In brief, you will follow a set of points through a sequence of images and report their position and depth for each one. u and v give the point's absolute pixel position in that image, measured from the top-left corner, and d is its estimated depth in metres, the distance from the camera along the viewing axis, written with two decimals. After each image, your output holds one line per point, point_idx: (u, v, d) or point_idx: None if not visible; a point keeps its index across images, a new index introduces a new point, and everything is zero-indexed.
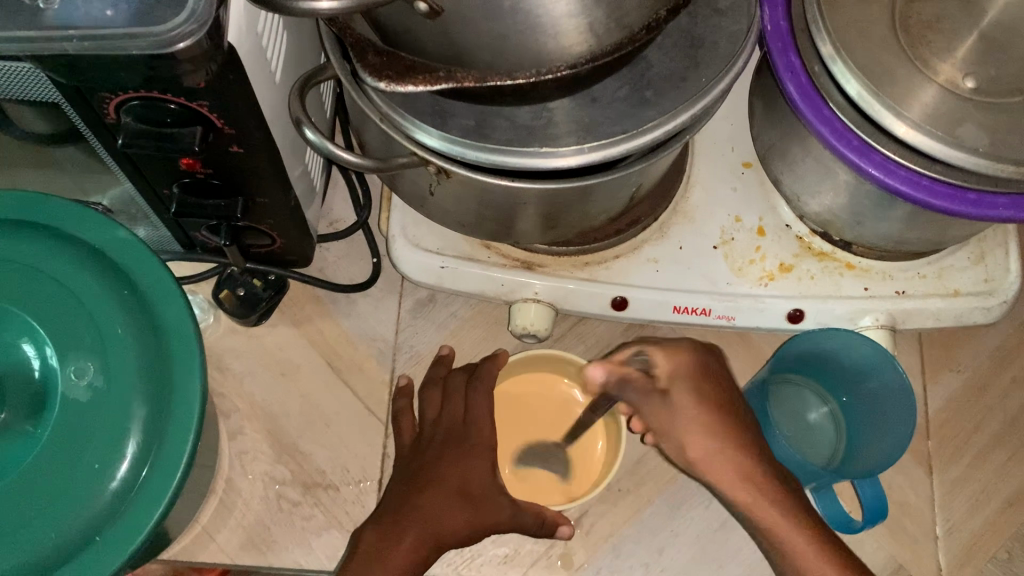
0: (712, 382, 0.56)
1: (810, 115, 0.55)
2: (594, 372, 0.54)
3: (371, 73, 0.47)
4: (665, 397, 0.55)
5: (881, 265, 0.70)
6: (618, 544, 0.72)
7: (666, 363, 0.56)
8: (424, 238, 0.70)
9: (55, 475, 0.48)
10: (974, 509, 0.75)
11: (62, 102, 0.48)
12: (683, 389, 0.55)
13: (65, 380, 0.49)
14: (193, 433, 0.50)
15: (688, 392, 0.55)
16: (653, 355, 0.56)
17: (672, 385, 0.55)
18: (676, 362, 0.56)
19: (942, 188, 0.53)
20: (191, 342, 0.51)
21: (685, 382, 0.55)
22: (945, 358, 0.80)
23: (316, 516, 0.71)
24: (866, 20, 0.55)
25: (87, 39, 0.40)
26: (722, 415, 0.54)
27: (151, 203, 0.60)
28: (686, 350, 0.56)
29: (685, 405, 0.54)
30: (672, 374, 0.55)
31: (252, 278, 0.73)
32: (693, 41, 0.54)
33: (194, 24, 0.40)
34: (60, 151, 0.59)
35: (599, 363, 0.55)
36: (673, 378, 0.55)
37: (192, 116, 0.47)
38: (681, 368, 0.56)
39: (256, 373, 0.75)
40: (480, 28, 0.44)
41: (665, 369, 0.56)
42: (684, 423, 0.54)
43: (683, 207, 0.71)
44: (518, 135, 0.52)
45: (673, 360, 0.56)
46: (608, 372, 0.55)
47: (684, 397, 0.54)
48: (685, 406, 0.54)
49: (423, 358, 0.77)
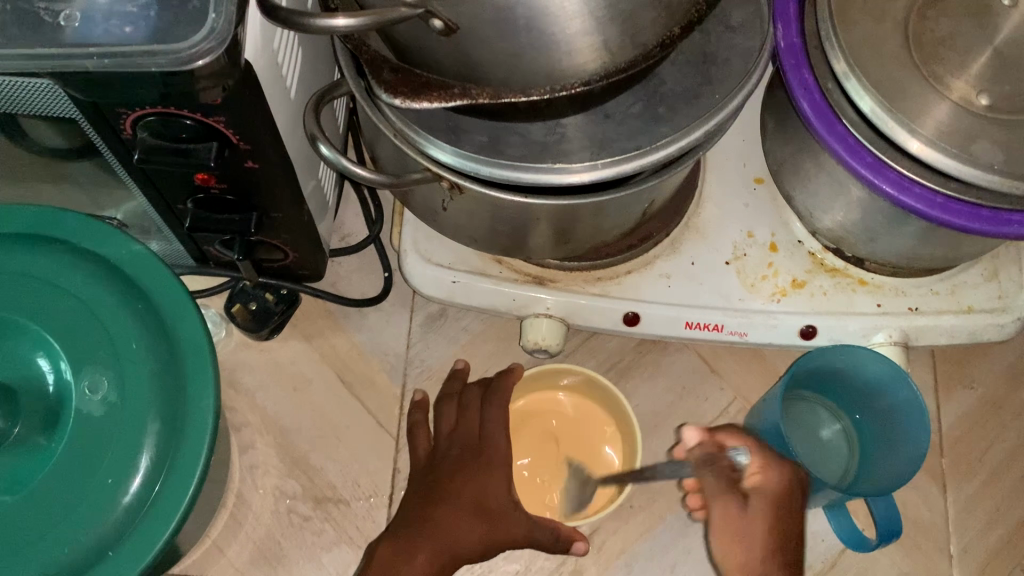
0: (794, 506, 0.58)
1: (823, 131, 0.54)
2: (688, 434, 0.60)
3: (386, 89, 0.48)
4: (743, 503, 0.58)
5: (894, 281, 0.70)
6: (630, 561, 0.72)
7: (764, 471, 0.58)
8: (437, 252, 0.70)
9: (70, 489, 0.48)
10: (988, 528, 0.74)
11: (80, 118, 0.48)
12: (763, 507, 0.57)
13: (79, 394, 0.50)
14: (207, 447, 0.50)
15: (767, 511, 0.57)
16: (751, 455, 0.59)
17: (754, 494, 0.58)
18: (775, 479, 0.58)
19: (957, 206, 0.53)
20: (205, 358, 0.51)
21: (769, 501, 0.57)
22: (959, 375, 0.79)
23: (327, 531, 0.71)
24: (878, 36, 0.55)
25: (105, 56, 0.40)
26: (787, 540, 0.57)
27: (166, 217, 0.60)
28: (791, 468, 0.58)
29: (756, 519, 0.57)
30: (759, 487, 0.58)
31: (264, 291, 0.73)
32: (706, 57, 0.55)
33: (213, 42, 0.40)
34: (75, 165, 0.59)
35: (700, 429, 0.60)
36: (759, 492, 0.58)
37: (208, 132, 0.47)
38: (772, 485, 0.58)
39: (268, 387, 0.75)
40: (495, 45, 0.44)
41: (759, 480, 0.58)
42: (748, 532, 0.57)
43: (695, 222, 0.71)
44: (531, 150, 0.52)
45: (773, 472, 0.58)
46: (705, 446, 0.60)
47: (762, 511, 0.57)
48: (755, 518, 0.57)
49: (434, 372, 0.77)
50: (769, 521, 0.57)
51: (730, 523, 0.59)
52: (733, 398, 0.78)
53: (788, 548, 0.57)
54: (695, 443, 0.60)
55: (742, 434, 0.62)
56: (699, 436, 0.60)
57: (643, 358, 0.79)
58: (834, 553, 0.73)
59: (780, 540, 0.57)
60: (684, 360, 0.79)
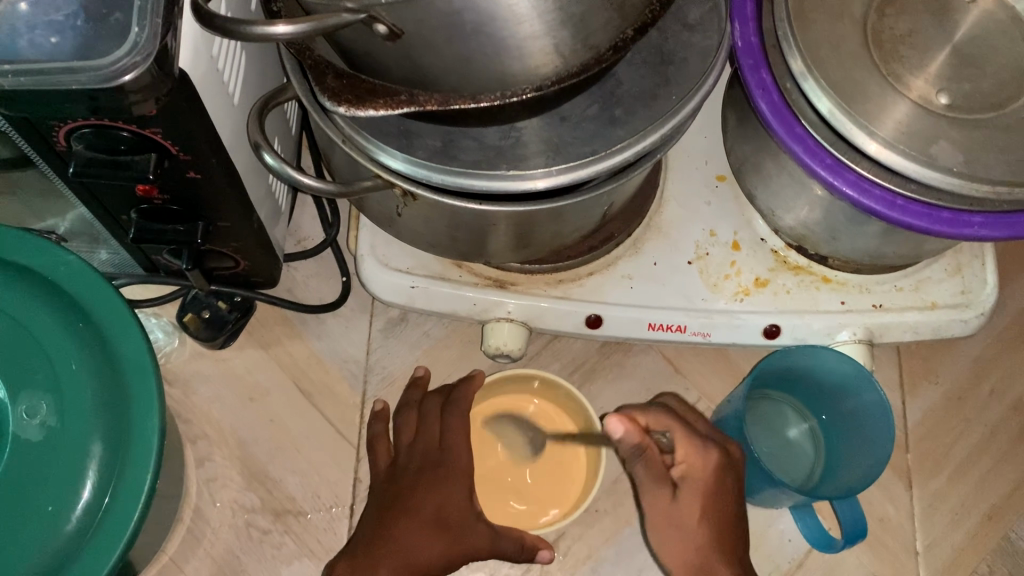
0: (724, 487, 0.57)
1: (782, 133, 0.53)
2: (612, 424, 0.54)
3: (330, 97, 0.46)
4: (672, 494, 0.56)
5: (859, 278, 0.69)
6: (597, 567, 0.71)
7: (689, 457, 0.57)
8: (394, 257, 0.68)
9: (10, 516, 0.46)
10: (953, 524, 0.74)
11: (11, 130, 0.46)
12: (693, 497, 0.56)
13: (16, 419, 0.47)
14: (153, 467, 0.48)
15: (696, 499, 0.56)
16: (675, 438, 0.58)
17: (684, 481, 0.57)
18: (701, 465, 0.57)
19: (917, 208, 0.52)
20: (149, 376, 0.49)
21: (699, 490, 0.56)
22: (923, 371, 0.79)
23: (287, 544, 0.69)
24: (838, 35, 0.54)
25: (23, 74, 0.39)
26: (724, 522, 0.56)
27: (110, 228, 0.58)
28: (716, 452, 0.57)
29: (688, 509, 0.56)
30: (686, 474, 0.57)
31: (217, 300, 0.72)
32: (663, 57, 0.53)
33: (138, 56, 0.38)
34: (12, 175, 0.57)
35: (624, 418, 0.54)
36: (687, 480, 0.57)
37: (146, 144, 0.45)
38: (699, 473, 0.57)
39: (224, 398, 0.73)
40: (443, 50, 0.42)
41: (686, 468, 0.57)
42: (681, 522, 0.56)
43: (657, 221, 0.70)
44: (485, 156, 0.51)
45: (699, 459, 0.57)
46: (632, 436, 0.54)
47: (692, 500, 0.56)
48: (687, 510, 0.56)
49: (395, 379, 0.75)
50: (700, 512, 0.56)
51: (663, 513, 0.57)
52: (698, 399, 0.77)
53: (726, 528, 0.56)
54: (621, 433, 0.54)
55: (663, 413, 0.60)
56: (624, 426, 0.54)
57: (608, 359, 0.78)
58: (801, 554, 0.73)
59: (716, 524, 0.56)
60: (649, 361, 0.78)
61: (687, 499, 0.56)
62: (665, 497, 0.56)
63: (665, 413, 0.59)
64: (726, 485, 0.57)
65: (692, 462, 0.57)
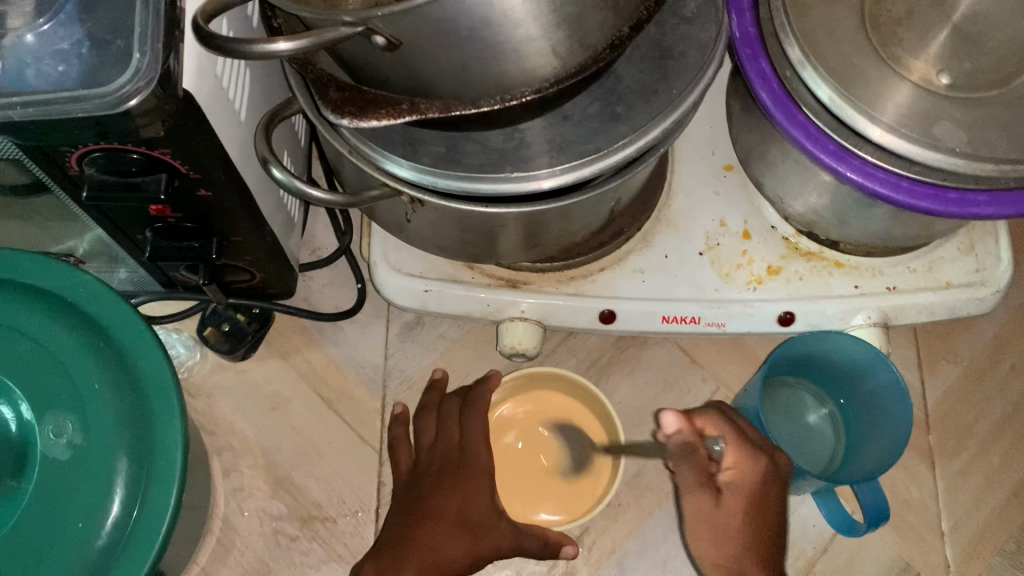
0: (772, 498, 0.54)
1: (783, 121, 0.53)
2: (668, 418, 0.51)
3: (333, 110, 0.47)
4: (715, 498, 0.53)
5: (871, 261, 0.69)
6: (621, 560, 0.72)
7: (739, 465, 0.53)
8: (407, 262, 0.69)
9: (43, 534, 0.47)
10: (978, 503, 0.74)
11: (25, 158, 0.47)
12: (737, 506, 0.52)
13: (43, 439, 0.49)
14: (178, 483, 0.49)
15: (741, 507, 0.52)
16: (727, 446, 0.54)
17: (731, 488, 0.53)
18: (750, 474, 0.53)
19: (923, 189, 0.52)
20: (169, 392, 0.50)
21: (744, 500, 0.53)
22: (941, 350, 0.79)
23: (315, 550, 0.70)
24: (836, 20, 0.54)
25: (30, 105, 0.40)
26: (764, 534, 0.53)
27: (127, 248, 0.59)
28: (767, 462, 0.54)
29: (729, 517, 0.52)
30: (734, 482, 0.53)
31: (236, 313, 0.73)
32: (662, 51, 0.53)
33: (141, 81, 0.39)
34: (29, 201, 0.59)
35: (680, 414, 0.51)
36: (733, 489, 0.53)
37: (157, 165, 0.46)
38: (749, 481, 0.53)
39: (246, 409, 0.74)
40: (441, 57, 0.42)
41: (735, 476, 0.53)
42: (724, 531, 0.52)
43: (666, 214, 0.70)
44: (489, 158, 0.51)
45: (748, 467, 0.53)
46: (683, 435, 0.52)
47: (735, 508, 0.52)
48: (730, 518, 0.52)
49: (414, 382, 0.76)
50: (745, 517, 0.52)
51: (703, 518, 0.53)
52: (716, 389, 0.77)
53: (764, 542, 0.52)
54: (674, 430, 0.51)
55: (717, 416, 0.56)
56: (677, 422, 0.52)
57: (624, 352, 0.78)
58: (825, 539, 0.73)
59: (758, 536, 0.52)
60: (664, 353, 0.78)
61: (733, 506, 0.53)
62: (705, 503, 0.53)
63: (718, 418, 0.55)
64: (772, 501, 0.53)
65: (737, 470, 0.53)
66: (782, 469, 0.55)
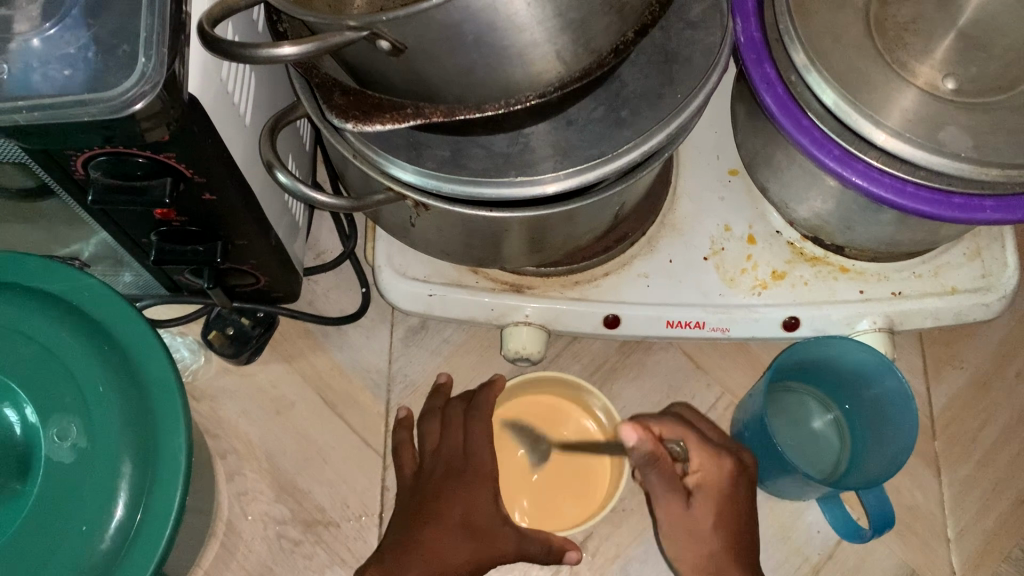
0: (736, 494, 0.57)
1: (789, 126, 0.53)
2: (626, 432, 0.52)
3: (337, 114, 0.47)
4: (686, 502, 0.56)
5: (876, 266, 0.69)
6: (626, 565, 0.72)
7: (703, 466, 0.57)
8: (411, 266, 0.69)
9: (47, 536, 0.47)
10: (985, 509, 0.74)
11: (31, 161, 0.47)
12: (708, 508, 0.56)
13: (47, 442, 0.49)
14: (182, 487, 0.49)
15: (711, 508, 0.56)
16: (688, 447, 0.58)
17: (699, 489, 0.56)
18: (713, 473, 0.57)
19: (929, 194, 0.52)
20: (174, 396, 0.50)
21: (713, 501, 0.56)
22: (947, 356, 0.79)
23: (318, 554, 0.70)
24: (840, 26, 0.54)
25: (36, 109, 0.40)
26: (734, 530, 0.56)
27: (132, 252, 0.59)
28: (729, 461, 0.57)
29: (704, 519, 0.56)
30: (702, 483, 0.56)
31: (240, 316, 0.73)
32: (668, 56, 0.53)
33: (147, 85, 0.39)
34: (35, 205, 0.59)
35: (637, 427, 0.52)
36: (703, 490, 0.56)
37: (162, 169, 0.46)
38: (715, 481, 0.57)
39: (251, 412, 0.74)
40: (445, 61, 0.42)
41: (701, 478, 0.57)
42: (698, 532, 0.56)
43: (671, 219, 0.70)
44: (494, 163, 0.51)
45: (713, 466, 0.57)
46: (645, 445, 0.53)
47: (707, 510, 0.56)
48: (702, 519, 0.56)
49: (418, 387, 0.76)
50: (715, 517, 0.56)
51: (679, 523, 0.56)
52: (721, 394, 0.77)
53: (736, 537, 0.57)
54: (635, 442, 0.53)
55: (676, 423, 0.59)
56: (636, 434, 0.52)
57: (628, 358, 0.78)
58: (831, 545, 0.72)
59: (729, 533, 0.56)
60: (669, 359, 0.78)
61: (707, 509, 0.56)
62: (679, 507, 0.56)
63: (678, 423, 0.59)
64: (738, 494, 0.57)
65: (706, 467, 0.57)
66: (742, 470, 0.59)
